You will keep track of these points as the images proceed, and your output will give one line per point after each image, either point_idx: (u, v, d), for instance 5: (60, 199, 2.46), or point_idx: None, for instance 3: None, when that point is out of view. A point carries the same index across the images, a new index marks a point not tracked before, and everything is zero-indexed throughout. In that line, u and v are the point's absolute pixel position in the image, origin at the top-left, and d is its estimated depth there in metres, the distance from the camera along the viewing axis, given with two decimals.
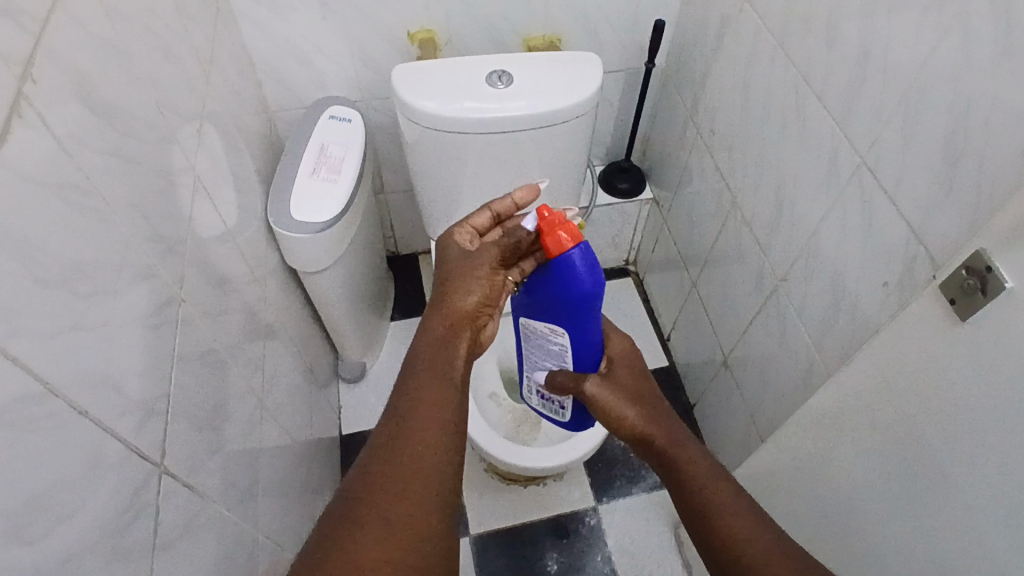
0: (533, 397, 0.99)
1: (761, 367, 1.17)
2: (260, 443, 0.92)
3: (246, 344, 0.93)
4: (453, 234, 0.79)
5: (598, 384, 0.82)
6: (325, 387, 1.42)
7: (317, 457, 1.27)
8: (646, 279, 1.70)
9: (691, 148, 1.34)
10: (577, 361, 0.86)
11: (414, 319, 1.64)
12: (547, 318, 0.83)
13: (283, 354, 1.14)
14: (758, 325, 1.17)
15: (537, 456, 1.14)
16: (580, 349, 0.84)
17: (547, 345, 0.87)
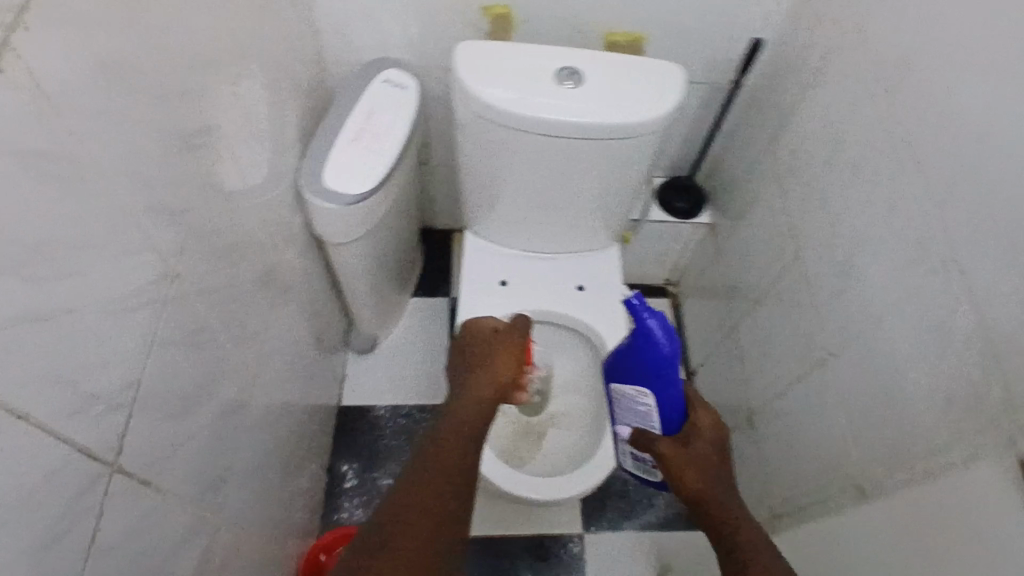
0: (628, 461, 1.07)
1: (788, 440, 1.08)
2: (244, 421, 0.87)
3: (249, 317, 0.88)
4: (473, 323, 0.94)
5: (671, 444, 0.89)
6: (332, 355, 1.37)
7: (308, 429, 1.23)
8: (683, 305, 1.60)
9: (762, 182, 1.22)
10: (664, 425, 0.96)
11: (436, 300, 1.57)
12: (637, 381, 0.98)
13: (292, 323, 1.09)
14: (794, 394, 1.07)
15: (535, 485, 1.08)
16: (667, 410, 0.95)
17: (635, 409, 1.00)
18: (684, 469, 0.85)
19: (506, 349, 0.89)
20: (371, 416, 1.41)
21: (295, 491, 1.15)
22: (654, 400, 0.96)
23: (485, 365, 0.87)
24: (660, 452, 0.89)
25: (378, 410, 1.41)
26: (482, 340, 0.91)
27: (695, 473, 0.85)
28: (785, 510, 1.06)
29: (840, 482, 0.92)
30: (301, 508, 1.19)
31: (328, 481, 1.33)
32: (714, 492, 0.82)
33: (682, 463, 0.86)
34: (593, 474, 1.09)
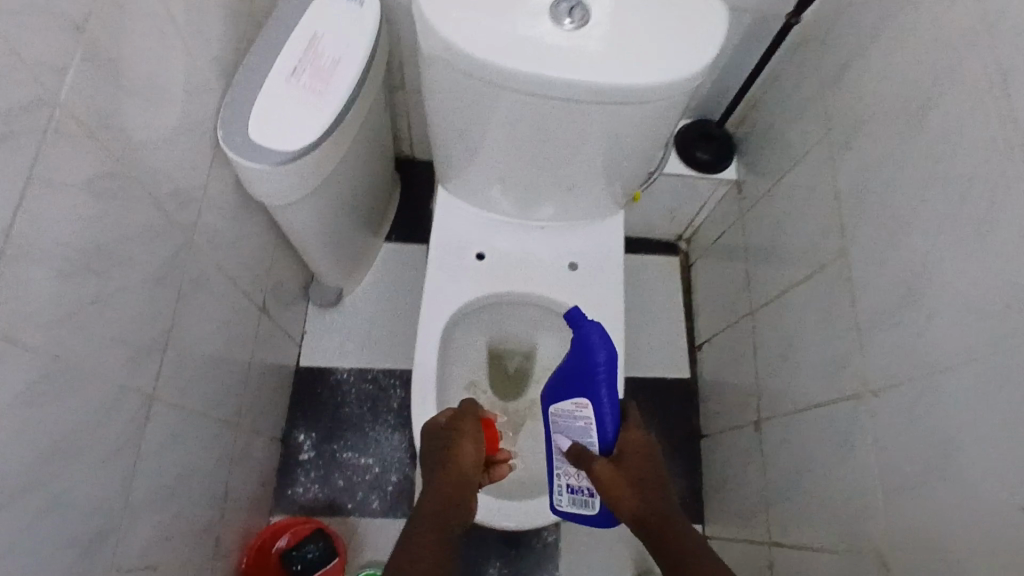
0: (566, 496, 0.84)
1: (802, 466, 0.93)
2: (142, 449, 0.72)
3: (140, 323, 0.70)
4: (432, 417, 0.82)
5: (606, 466, 0.74)
6: (287, 314, 1.20)
7: (254, 406, 1.08)
8: (693, 266, 1.40)
9: (809, 147, 0.98)
10: (600, 437, 0.78)
11: (412, 245, 1.37)
12: (573, 391, 0.82)
13: (223, 302, 0.91)
14: (815, 417, 0.91)
15: (512, 511, 0.91)
16: (602, 418, 0.77)
17: (571, 427, 0.82)
18: (619, 489, 0.72)
19: (468, 437, 0.76)
20: (331, 379, 1.26)
21: (237, 481, 1.03)
22: (591, 412, 0.78)
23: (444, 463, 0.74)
24: (594, 471, 0.75)
25: (340, 374, 1.26)
26: (439, 433, 0.79)
27: (631, 491, 0.72)
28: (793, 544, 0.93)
29: (866, 544, 0.78)
30: (247, 494, 1.07)
31: (282, 451, 1.21)
32: (652, 512, 0.70)
33: (617, 480, 0.73)
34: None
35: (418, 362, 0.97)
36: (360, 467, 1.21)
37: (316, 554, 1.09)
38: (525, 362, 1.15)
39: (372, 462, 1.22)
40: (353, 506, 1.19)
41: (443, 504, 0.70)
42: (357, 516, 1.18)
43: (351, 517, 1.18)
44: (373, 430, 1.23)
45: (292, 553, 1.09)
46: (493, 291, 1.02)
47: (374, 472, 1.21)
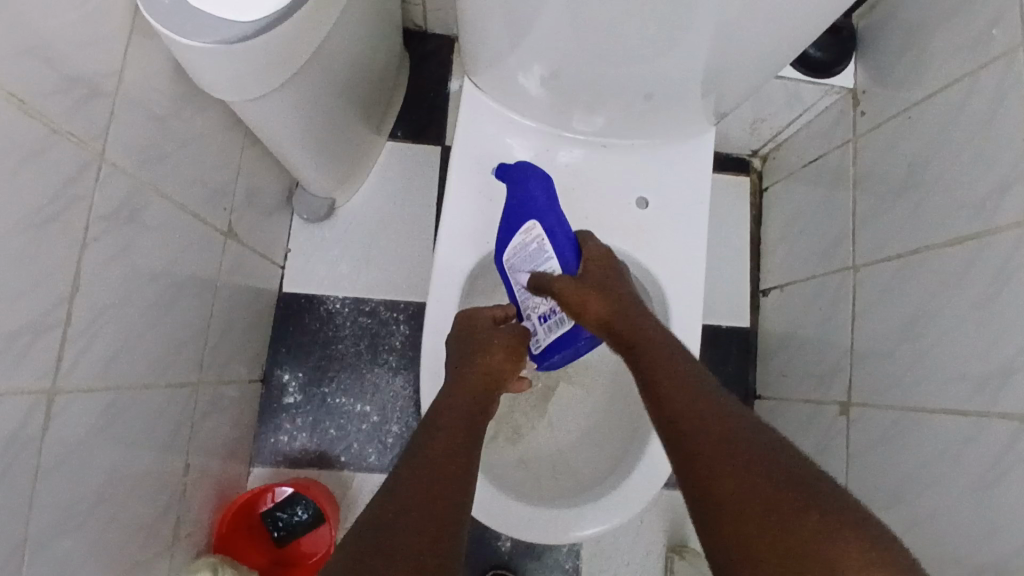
0: (542, 330, 0.71)
1: (920, 481, 0.74)
2: (47, 467, 0.52)
3: (13, 297, 0.47)
4: (471, 313, 0.69)
5: (571, 282, 0.67)
6: (267, 232, 0.96)
7: (228, 352, 0.88)
8: (770, 191, 1.15)
9: (985, 55, 0.69)
10: (561, 259, 0.70)
11: (424, 144, 1.10)
12: (511, 229, 0.71)
13: (171, 236, 0.67)
14: (952, 428, 0.70)
15: (533, 523, 0.71)
16: (558, 231, 0.70)
17: (523, 269, 0.71)
18: (587, 300, 0.66)
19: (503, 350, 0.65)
20: (321, 310, 1.04)
21: (209, 442, 0.85)
22: (541, 227, 0.70)
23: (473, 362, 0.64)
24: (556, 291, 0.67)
25: (332, 304, 1.04)
26: (479, 333, 0.67)
27: (602, 300, 0.66)
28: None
29: None
30: (223, 452, 0.90)
31: (264, 393, 1.02)
32: (630, 319, 0.66)
33: (586, 292, 0.66)
34: (601, 519, 0.71)
35: (433, 299, 0.74)
36: (356, 416, 1.02)
37: (303, 517, 0.95)
38: None
39: (371, 410, 1.03)
40: (347, 459, 1.01)
41: (458, 421, 0.61)
42: (352, 470, 1.01)
43: (346, 472, 1.01)
44: (371, 372, 1.04)
45: (274, 513, 0.94)
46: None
47: (372, 421, 1.03)
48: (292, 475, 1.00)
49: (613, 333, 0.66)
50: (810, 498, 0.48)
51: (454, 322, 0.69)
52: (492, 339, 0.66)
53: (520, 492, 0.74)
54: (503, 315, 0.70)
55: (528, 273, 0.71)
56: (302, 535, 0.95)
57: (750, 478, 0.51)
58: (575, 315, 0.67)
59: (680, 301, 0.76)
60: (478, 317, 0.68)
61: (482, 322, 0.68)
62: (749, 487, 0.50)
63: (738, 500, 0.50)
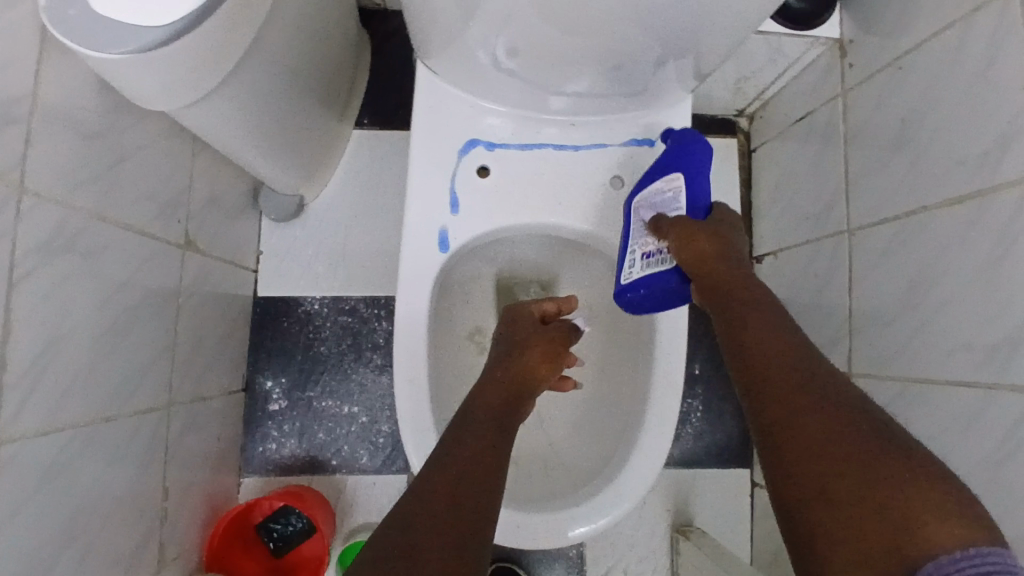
0: (639, 265, 0.66)
1: (929, 454, 0.71)
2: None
3: None
4: (516, 307, 0.70)
5: (671, 221, 0.63)
6: (233, 236, 0.92)
7: (202, 366, 0.85)
8: (759, 152, 1.09)
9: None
10: (691, 210, 0.65)
11: (393, 130, 1.04)
12: (658, 172, 0.68)
13: (116, 258, 0.63)
14: (960, 399, 0.67)
15: (528, 526, 0.67)
16: (702, 192, 0.65)
17: (652, 204, 0.67)
18: (695, 239, 0.61)
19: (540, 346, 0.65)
20: (298, 313, 1.01)
21: (190, 461, 0.82)
22: (683, 179, 0.65)
23: (510, 355, 0.65)
24: (660, 229, 0.64)
25: (309, 305, 1.01)
26: (521, 325, 0.68)
27: (709, 239, 0.61)
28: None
29: None
30: (209, 468, 0.87)
31: (248, 402, 0.99)
32: (721, 263, 0.60)
33: (693, 229, 0.61)
34: (589, 520, 0.68)
35: (404, 300, 0.69)
36: (344, 418, 1.00)
37: (299, 526, 0.92)
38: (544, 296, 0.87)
39: (359, 411, 1.00)
40: (339, 463, 0.99)
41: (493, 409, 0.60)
42: (344, 473, 0.99)
43: (338, 476, 0.99)
44: (356, 372, 1.00)
45: (268, 525, 0.91)
46: (508, 192, 0.71)
47: (361, 422, 1.00)
48: (283, 483, 0.98)
49: (710, 275, 0.60)
50: (882, 445, 0.45)
51: (501, 315, 0.71)
52: (528, 336, 0.67)
53: (511, 495, 0.71)
54: (550, 310, 0.70)
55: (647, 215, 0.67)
56: (300, 543, 0.92)
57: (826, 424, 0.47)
58: (677, 251, 0.62)
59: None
60: (523, 308, 0.69)
61: (524, 319, 0.69)
62: (822, 429, 0.47)
63: (807, 441, 0.47)
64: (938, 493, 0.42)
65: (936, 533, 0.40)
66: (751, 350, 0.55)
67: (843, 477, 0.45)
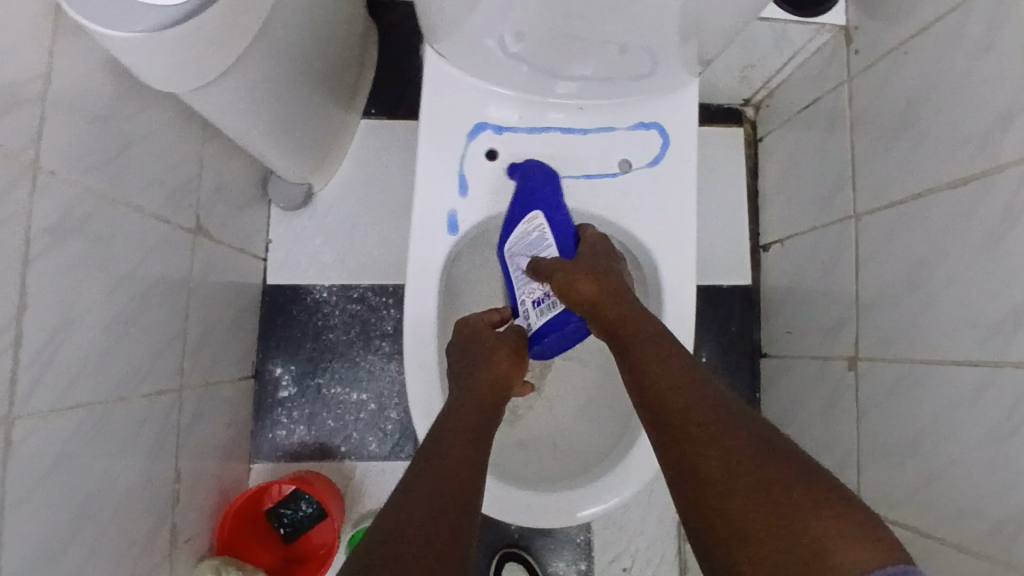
0: (534, 314, 0.72)
1: (937, 436, 0.71)
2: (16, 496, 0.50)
3: None
4: (469, 319, 0.70)
5: (561, 264, 0.67)
6: (241, 225, 0.93)
7: (212, 353, 0.85)
8: (765, 140, 1.09)
9: None
10: (564, 247, 0.71)
11: (399, 120, 1.05)
12: (511, 213, 0.71)
13: (127, 241, 0.64)
14: (967, 381, 0.67)
15: (538, 506, 0.68)
16: (564, 225, 0.71)
17: (526, 250, 0.72)
18: (576, 282, 0.65)
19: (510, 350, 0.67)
20: (308, 301, 1.01)
21: (201, 446, 0.83)
22: (545, 215, 0.70)
23: (484, 363, 0.65)
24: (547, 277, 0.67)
25: (318, 293, 1.02)
26: (485, 336, 0.68)
27: (591, 279, 0.65)
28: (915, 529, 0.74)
29: None
30: (219, 453, 0.88)
31: (257, 389, 1.00)
32: (615, 297, 0.64)
33: (577, 274, 0.65)
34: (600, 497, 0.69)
35: (414, 283, 0.70)
36: (353, 405, 1.00)
37: (309, 511, 0.94)
38: None
39: (368, 398, 1.01)
40: (348, 449, 1.00)
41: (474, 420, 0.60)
42: (353, 459, 1.00)
43: (348, 462, 1.00)
44: (365, 360, 1.01)
45: (279, 510, 0.93)
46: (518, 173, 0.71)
47: (370, 408, 1.01)
48: (294, 469, 0.99)
49: (599, 316, 0.64)
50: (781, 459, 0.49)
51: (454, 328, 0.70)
52: (496, 342, 0.67)
53: (522, 477, 0.72)
54: (498, 318, 0.71)
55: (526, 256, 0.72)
56: (311, 528, 0.94)
57: (732, 450, 0.50)
58: (567, 298, 0.66)
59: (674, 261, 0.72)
60: (476, 321, 0.69)
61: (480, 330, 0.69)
62: (728, 466, 0.49)
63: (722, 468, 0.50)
64: (845, 510, 0.45)
65: (847, 554, 0.42)
66: (654, 384, 0.57)
67: (754, 503, 0.47)
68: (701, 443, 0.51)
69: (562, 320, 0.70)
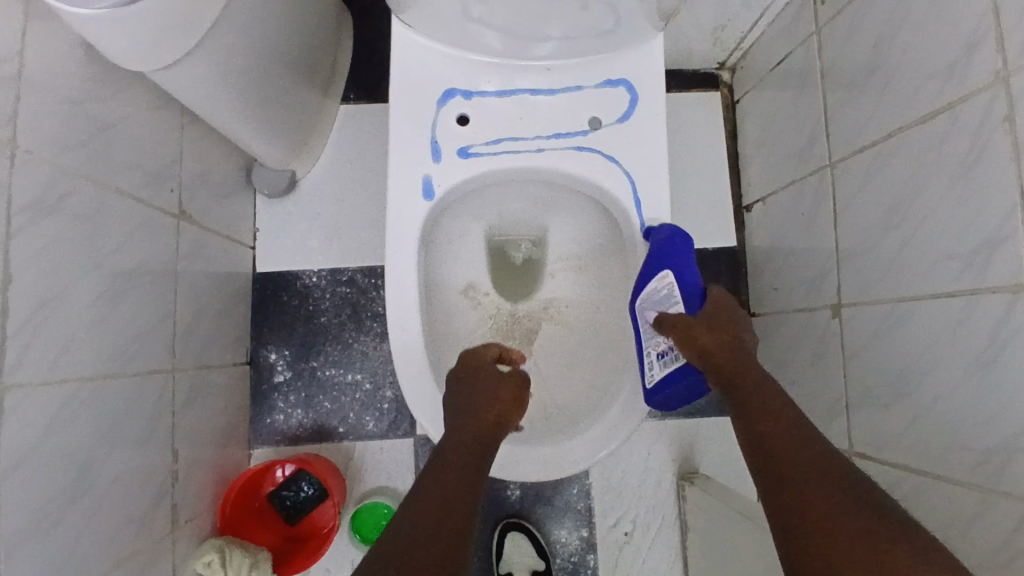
0: (657, 366, 0.67)
1: (919, 372, 0.72)
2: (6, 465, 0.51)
3: None
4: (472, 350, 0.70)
5: (681, 316, 0.63)
6: (227, 214, 0.94)
7: (203, 339, 0.87)
8: (742, 103, 1.10)
9: None
10: (689, 303, 0.66)
11: (379, 103, 1.06)
12: (648, 271, 0.70)
13: (110, 222, 0.65)
14: (944, 314, 0.67)
15: (527, 460, 0.70)
16: (691, 282, 0.66)
17: (654, 307, 0.69)
18: (697, 335, 0.61)
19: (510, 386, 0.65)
20: (297, 286, 1.03)
21: (197, 430, 0.84)
22: (672, 272, 0.67)
23: (478, 394, 0.64)
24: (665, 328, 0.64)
25: (307, 278, 1.03)
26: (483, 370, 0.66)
27: (710, 334, 0.61)
28: (903, 467, 0.75)
29: (1010, 481, 0.60)
30: (216, 438, 0.90)
31: (253, 375, 1.01)
32: (737, 359, 0.60)
33: (696, 326, 0.62)
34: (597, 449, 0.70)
35: (391, 250, 0.71)
36: (348, 385, 1.02)
37: (311, 492, 0.95)
38: (535, 251, 0.90)
39: (362, 378, 1.02)
40: (345, 430, 1.01)
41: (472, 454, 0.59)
42: (351, 440, 1.01)
43: (346, 442, 1.01)
44: (357, 341, 1.02)
45: (280, 493, 0.94)
46: (488, 136, 0.72)
47: (366, 388, 1.02)
48: (293, 452, 1.00)
49: (715, 372, 0.61)
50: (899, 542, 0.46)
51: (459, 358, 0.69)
52: (495, 381, 0.65)
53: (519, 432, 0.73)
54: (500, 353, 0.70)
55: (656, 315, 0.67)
56: (312, 509, 0.95)
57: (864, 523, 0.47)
58: (683, 351, 0.62)
59: (649, 211, 0.72)
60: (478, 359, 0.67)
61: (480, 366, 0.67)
62: (842, 532, 0.47)
63: (829, 535, 0.48)
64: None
65: None
66: (778, 455, 0.54)
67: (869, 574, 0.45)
68: (811, 478, 0.51)
69: (688, 377, 0.64)
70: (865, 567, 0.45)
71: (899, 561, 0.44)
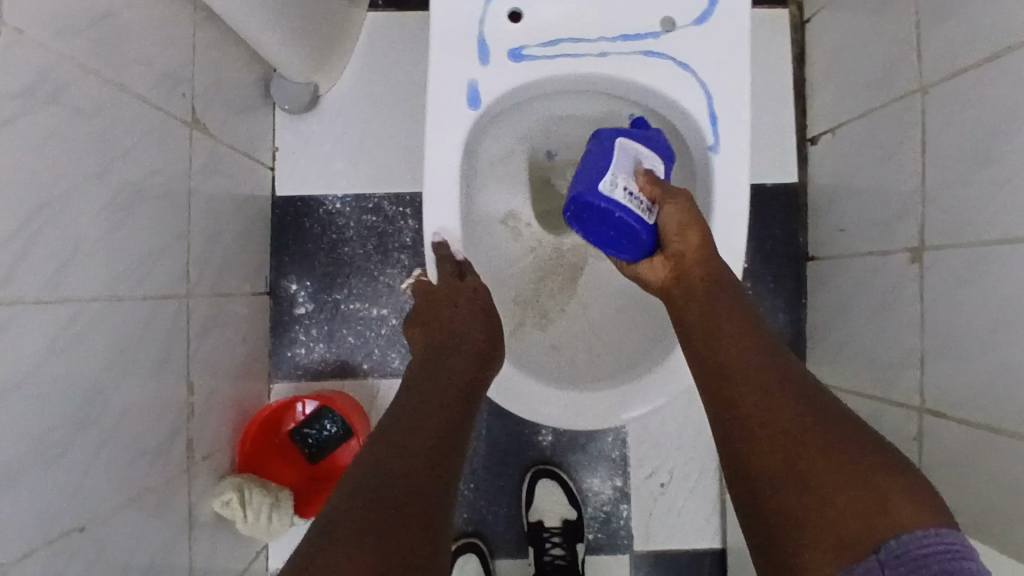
0: (625, 194, 0.56)
1: (1008, 324, 0.63)
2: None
3: None
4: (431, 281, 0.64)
5: (675, 207, 0.58)
6: (244, 130, 0.86)
7: (219, 266, 0.80)
8: (814, 23, 0.99)
9: None
10: None
11: (410, 13, 0.96)
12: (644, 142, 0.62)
13: (114, 126, 0.57)
14: None
15: (556, 401, 0.66)
16: None
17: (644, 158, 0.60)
18: (691, 229, 0.58)
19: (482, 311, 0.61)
20: (320, 214, 0.95)
21: (214, 362, 0.78)
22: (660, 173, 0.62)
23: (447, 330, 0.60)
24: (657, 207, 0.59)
25: (330, 205, 0.95)
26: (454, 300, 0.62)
27: (700, 235, 0.58)
28: (983, 427, 0.67)
29: None
30: (234, 371, 0.84)
31: (273, 304, 0.95)
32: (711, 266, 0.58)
33: (691, 222, 0.58)
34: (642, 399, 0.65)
35: (430, 164, 0.64)
36: (373, 320, 0.95)
37: (333, 431, 0.90)
38: None
39: (388, 313, 0.95)
40: (370, 367, 0.95)
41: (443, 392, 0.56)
42: (376, 377, 0.95)
43: (370, 380, 0.95)
44: (383, 274, 0.95)
45: (302, 430, 0.90)
46: (543, 36, 0.63)
47: (391, 324, 0.95)
48: (316, 388, 0.95)
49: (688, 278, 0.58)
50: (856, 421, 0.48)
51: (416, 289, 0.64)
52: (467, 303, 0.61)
53: (556, 375, 0.68)
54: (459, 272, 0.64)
55: (635, 161, 0.59)
56: (335, 449, 0.90)
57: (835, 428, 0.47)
58: (669, 231, 0.58)
59: (725, 130, 0.63)
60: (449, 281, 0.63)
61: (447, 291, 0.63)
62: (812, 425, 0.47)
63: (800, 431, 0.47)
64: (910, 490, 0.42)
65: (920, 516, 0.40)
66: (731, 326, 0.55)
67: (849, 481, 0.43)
68: (799, 407, 0.49)
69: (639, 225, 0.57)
70: (851, 495, 0.43)
71: (886, 485, 0.42)
